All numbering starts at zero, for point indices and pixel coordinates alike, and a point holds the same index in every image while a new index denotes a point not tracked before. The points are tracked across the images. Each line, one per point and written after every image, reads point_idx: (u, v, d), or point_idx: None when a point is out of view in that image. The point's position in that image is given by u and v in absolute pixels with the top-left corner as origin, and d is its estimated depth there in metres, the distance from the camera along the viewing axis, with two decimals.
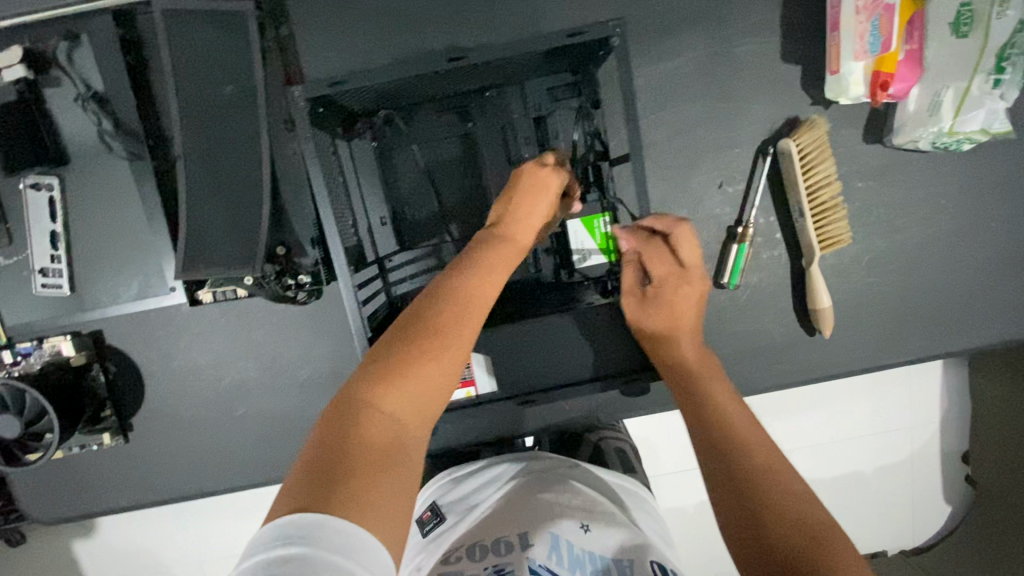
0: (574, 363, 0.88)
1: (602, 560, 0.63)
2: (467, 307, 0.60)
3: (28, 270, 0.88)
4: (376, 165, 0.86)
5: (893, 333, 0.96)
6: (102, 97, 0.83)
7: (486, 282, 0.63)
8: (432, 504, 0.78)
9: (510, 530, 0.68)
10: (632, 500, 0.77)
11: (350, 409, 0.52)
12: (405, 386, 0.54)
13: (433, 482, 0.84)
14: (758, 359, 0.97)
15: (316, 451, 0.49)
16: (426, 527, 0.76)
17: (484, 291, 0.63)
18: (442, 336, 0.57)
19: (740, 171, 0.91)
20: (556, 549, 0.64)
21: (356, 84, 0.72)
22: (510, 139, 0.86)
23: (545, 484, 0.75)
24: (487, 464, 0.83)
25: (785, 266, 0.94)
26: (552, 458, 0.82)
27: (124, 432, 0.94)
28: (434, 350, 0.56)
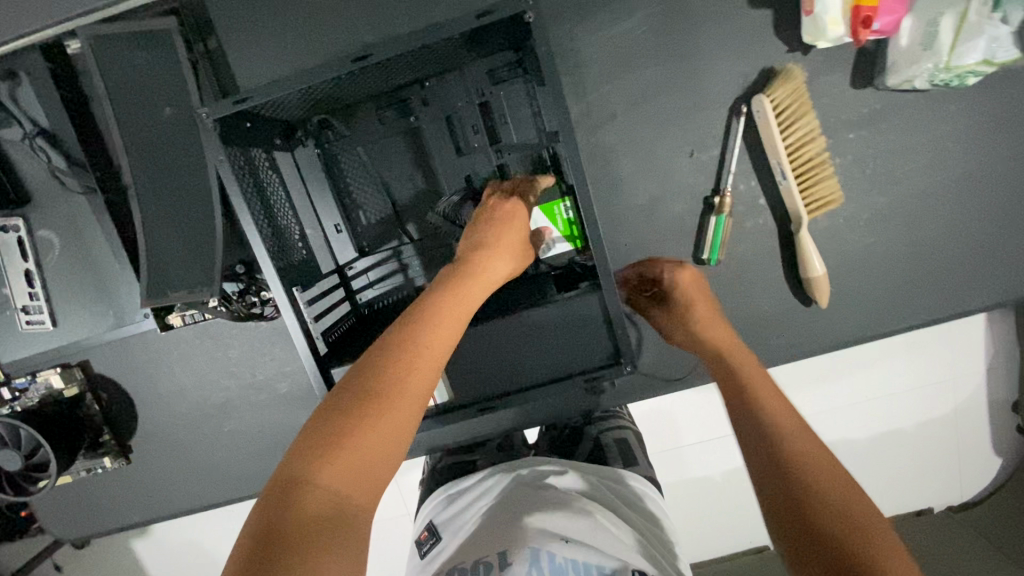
0: (528, 365, 0.70)
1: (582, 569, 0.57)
2: (418, 353, 0.58)
3: (12, 310, 0.92)
4: (324, 173, 0.84)
5: (900, 295, 0.88)
6: (49, 133, 0.84)
7: (442, 324, 0.62)
8: (428, 523, 0.76)
9: (490, 550, 0.63)
10: (624, 486, 0.76)
11: (286, 489, 0.48)
12: (351, 445, 0.51)
13: (434, 498, 0.82)
14: (748, 336, 0.91)
15: (255, 530, 0.46)
16: (423, 548, 0.73)
17: (434, 337, 0.60)
18: (382, 401, 0.54)
19: (712, 135, 0.84)
20: (535, 564, 0.58)
21: (265, 97, 0.67)
22: (457, 130, 0.82)
23: (537, 498, 0.69)
24: (482, 478, 0.80)
25: (771, 234, 0.87)
26: (545, 467, 0.77)
27: (125, 453, 0.98)
28: (383, 401, 0.54)
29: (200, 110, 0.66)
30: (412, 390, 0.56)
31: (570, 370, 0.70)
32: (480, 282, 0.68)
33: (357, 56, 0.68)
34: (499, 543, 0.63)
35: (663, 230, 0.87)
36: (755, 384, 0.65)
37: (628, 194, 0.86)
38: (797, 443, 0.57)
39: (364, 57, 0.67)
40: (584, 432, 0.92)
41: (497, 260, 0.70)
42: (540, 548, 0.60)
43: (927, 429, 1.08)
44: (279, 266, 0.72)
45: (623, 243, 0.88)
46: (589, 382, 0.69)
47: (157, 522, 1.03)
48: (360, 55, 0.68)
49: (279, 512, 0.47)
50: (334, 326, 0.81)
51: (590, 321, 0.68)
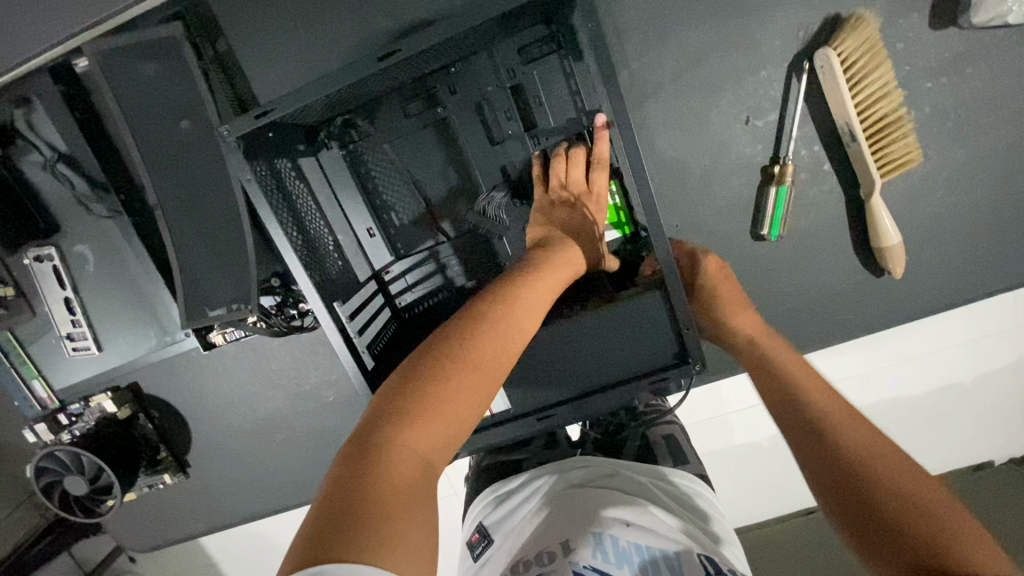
0: (589, 368, 0.67)
1: (647, 553, 0.55)
2: (507, 330, 0.56)
3: (56, 338, 0.91)
4: (351, 176, 0.79)
5: (985, 258, 0.80)
6: (68, 157, 0.81)
7: (530, 301, 0.59)
8: (479, 525, 0.73)
9: (551, 540, 0.61)
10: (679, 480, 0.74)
11: (375, 430, 0.48)
12: (435, 418, 0.49)
13: (481, 499, 0.78)
14: (813, 313, 0.84)
15: (343, 467, 0.46)
16: (476, 551, 0.70)
17: (524, 315, 0.57)
18: (468, 375, 0.52)
19: (770, 98, 0.75)
20: (600, 546, 0.57)
21: (287, 107, 0.63)
22: (488, 117, 0.76)
23: (592, 492, 0.67)
24: (531, 478, 0.75)
25: (837, 202, 0.79)
26: (592, 463, 0.74)
27: (182, 468, 0.99)
28: (468, 377, 0.52)
29: (220, 127, 0.62)
30: (500, 358, 0.55)
31: (632, 374, 0.66)
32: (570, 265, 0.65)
33: (382, 52, 0.62)
34: (560, 533, 0.61)
35: (717, 206, 0.80)
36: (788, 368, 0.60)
37: (676, 171, 0.79)
38: (843, 428, 0.51)
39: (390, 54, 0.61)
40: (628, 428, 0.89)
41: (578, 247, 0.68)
42: (604, 532, 0.59)
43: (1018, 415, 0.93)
44: (316, 283, 0.68)
45: (673, 224, 0.82)
46: (656, 384, 0.65)
47: (221, 530, 1.05)
48: (386, 51, 0.62)
49: (369, 452, 0.46)
50: (376, 338, 0.77)
51: (653, 319, 0.65)
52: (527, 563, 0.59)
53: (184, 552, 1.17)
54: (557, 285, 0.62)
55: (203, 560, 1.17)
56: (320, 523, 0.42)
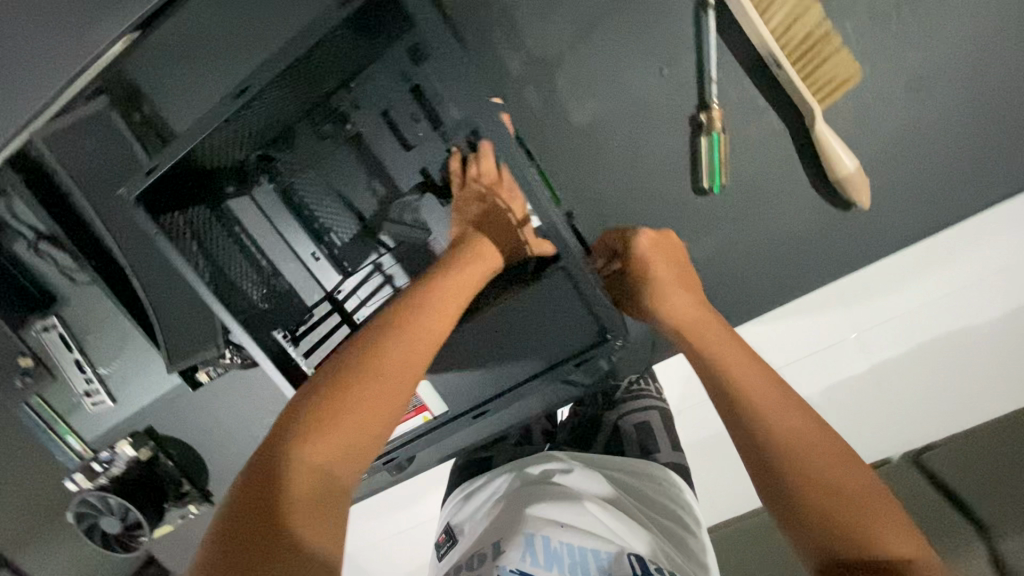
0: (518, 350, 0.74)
1: (579, 553, 0.59)
2: (414, 339, 0.57)
3: (77, 396, 1.00)
4: (286, 206, 0.82)
5: (961, 169, 0.72)
6: (49, 236, 0.89)
7: (438, 311, 0.60)
8: (445, 525, 0.78)
9: (487, 542, 0.64)
10: (632, 477, 0.77)
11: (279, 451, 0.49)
12: (338, 430, 0.50)
13: (449, 499, 0.83)
14: (778, 261, 0.78)
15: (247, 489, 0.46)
16: (441, 550, 0.75)
17: (430, 323, 0.59)
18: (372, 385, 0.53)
19: (683, 43, 0.70)
20: (529, 548, 0.60)
21: (172, 156, 0.70)
22: (398, 123, 0.76)
23: (538, 493, 0.70)
24: (491, 478, 0.80)
25: (783, 137, 0.73)
26: (549, 462, 0.78)
27: (208, 497, 1.08)
28: (373, 388, 0.53)
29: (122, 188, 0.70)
30: (408, 366, 0.56)
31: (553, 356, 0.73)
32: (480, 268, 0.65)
33: (236, 92, 0.67)
34: (497, 533, 0.65)
35: (651, 167, 0.76)
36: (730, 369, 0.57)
37: (600, 139, 0.75)
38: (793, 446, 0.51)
39: (243, 90, 0.67)
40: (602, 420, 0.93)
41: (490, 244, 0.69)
42: (535, 533, 0.62)
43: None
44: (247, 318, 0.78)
45: (609, 194, 0.77)
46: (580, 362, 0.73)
47: None
48: (242, 88, 0.68)
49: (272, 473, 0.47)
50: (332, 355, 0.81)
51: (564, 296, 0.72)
52: (461, 565, 0.64)
53: None
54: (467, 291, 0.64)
55: None
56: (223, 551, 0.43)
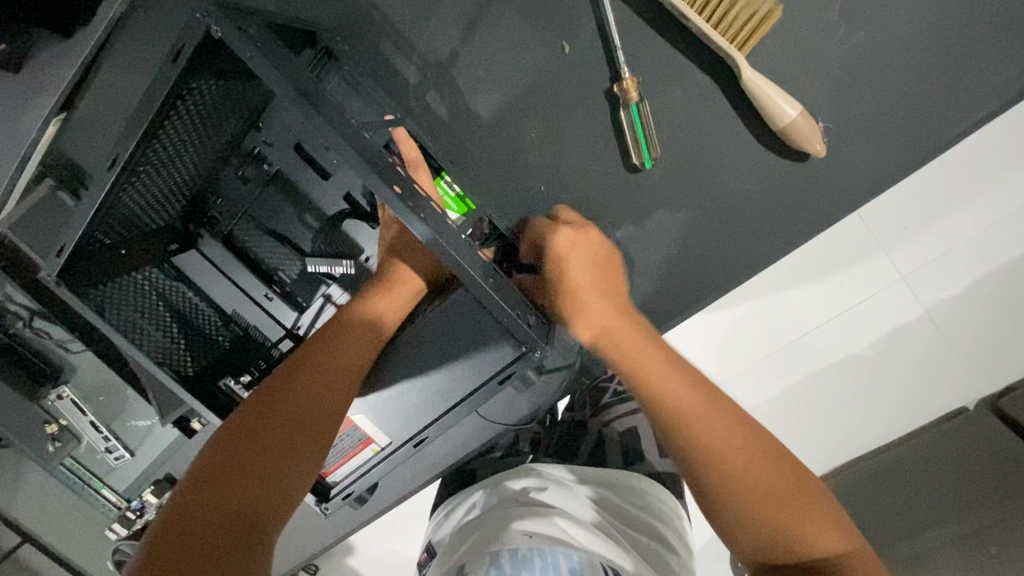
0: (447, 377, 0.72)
1: (550, 559, 0.56)
2: (318, 383, 0.63)
3: (100, 454, 1.08)
4: (230, 252, 0.83)
5: (934, 94, 0.62)
6: (38, 312, 0.95)
7: (341, 354, 0.66)
8: (427, 544, 0.77)
9: (456, 560, 0.62)
10: (615, 491, 0.73)
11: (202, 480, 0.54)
12: (245, 473, 0.55)
13: (433, 517, 0.82)
14: (739, 229, 0.70)
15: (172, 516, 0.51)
16: (423, 569, 0.75)
17: (337, 366, 0.65)
18: (280, 431, 0.59)
19: (583, 13, 0.65)
20: (496, 565, 0.57)
21: (74, 237, 0.67)
22: (312, 154, 0.75)
23: (514, 508, 0.67)
24: (472, 493, 0.79)
25: (714, 93, 0.65)
26: (526, 476, 0.74)
27: None
28: (281, 433, 0.59)
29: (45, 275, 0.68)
30: (312, 412, 0.62)
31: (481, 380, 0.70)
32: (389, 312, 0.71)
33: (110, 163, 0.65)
34: (467, 552, 0.62)
35: (577, 153, 0.70)
36: (657, 387, 0.55)
37: (514, 133, 0.70)
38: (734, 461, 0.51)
39: (115, 161, 0.64)
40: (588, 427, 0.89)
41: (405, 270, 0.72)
42: (503, 548, 0.59)
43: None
44: (189, 372, 0.80)
45: (538, 187, 0.72)
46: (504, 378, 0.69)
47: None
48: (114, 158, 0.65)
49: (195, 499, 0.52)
50: None
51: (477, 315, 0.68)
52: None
53: None
54: (371, 333, 0.69)
55: None
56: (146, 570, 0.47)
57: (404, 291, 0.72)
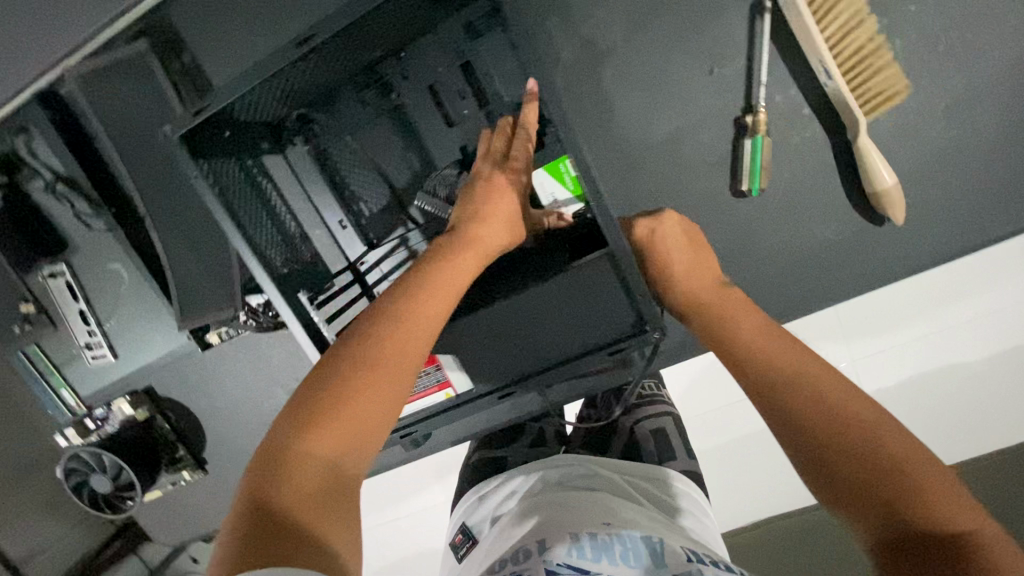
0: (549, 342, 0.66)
1: (628, 542, 0.60)
2: (418, 313, 0.55)
3: (76, 349, 0.98)
4: (318, 170, 0.81)
5: (1000, 195, 0.73)
6: (66, 177, 0.87)
7: (444, 282, 0.57)
8: (462, 526, 0.78)
9: (527, 538, 0.65)
10: (656, 483, 0.78)
11: (271, 456, 0.47)
12: (340, 416, 0.49)
13: (463, 501, 0.84)
14: (811, 269, 0.79)
15: (248, 494, 0.46)
16: (461, 551, 0.75)
17: (438, 293, 0.57)
18: (377, 364, 0.51)
19: (736, 43, 0.71)
20: (577, 544, 0.61)
21: (225, 99, 0.66)
22: (444, 101, 0.76)
23: (574, 494, 0.71)
24: (512, 477, 0.81)
25: (824, 147, 0.73)
26: (572, 465, 0.79)
27: (201, 466, 1.05)
28: (376, 368, 0.51)
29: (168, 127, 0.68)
30: (412, 344, 0.53)
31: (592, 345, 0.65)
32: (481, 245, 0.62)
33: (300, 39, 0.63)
34: (537, 532, 0.65)
35: (693, 165, 0.77)
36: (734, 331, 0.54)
37: (644, 133, 0.76)
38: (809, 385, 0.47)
39: (308, 38, 0.62)
40: (618, 424, 0.92)
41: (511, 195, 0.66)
42: (582, 532, 0.63)
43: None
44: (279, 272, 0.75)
45: (650, 187, 0.78)
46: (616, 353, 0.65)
47: None
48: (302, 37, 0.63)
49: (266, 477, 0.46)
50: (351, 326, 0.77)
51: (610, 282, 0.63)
52: (504, 561, 0.63)
53: None
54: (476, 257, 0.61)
55: None
56: (243, 537, 0.43)
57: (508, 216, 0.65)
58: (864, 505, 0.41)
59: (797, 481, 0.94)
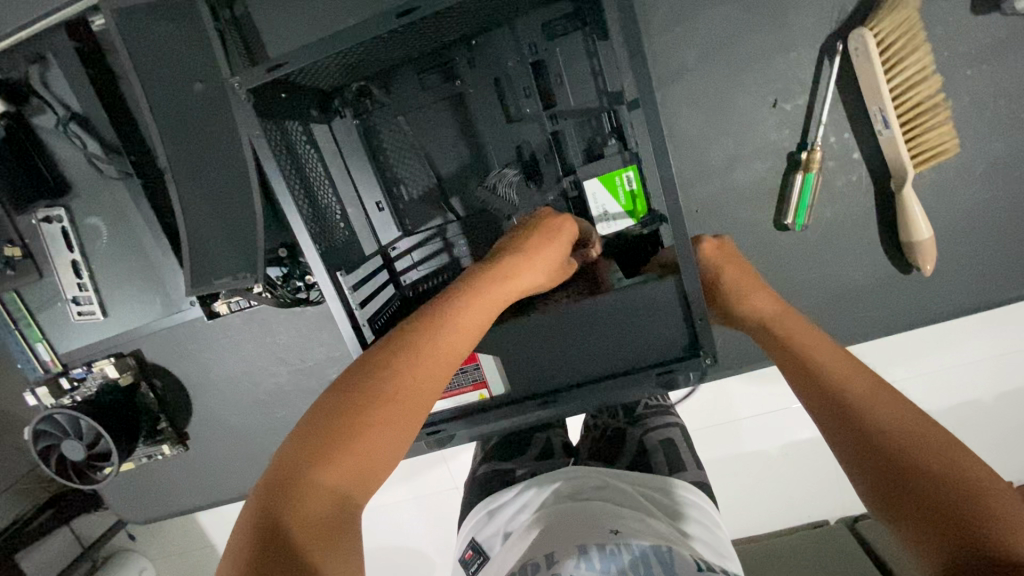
0: (592, 360, 0.66)
1: (637, 551, 0.54)
2: (434, 347, 0.53)
3: (62, 302, 0.92)
4: (363, 147, 0.78)
5: (1017, 258, 0.77)
6: (82, 117, 0.81)
7: (461, 318, 0.56)
8: (472, 541, 0.74)
9: (535, 551, 0.59)
10: (665, 496, 0.71)
11: (281, 486, 0.44)
12: (350, 450, 0.46)
13: (472, 514, 0.79)
14: (837, 309, 0.81)
15: (253, 529, 0.43)
16: (471, 568, 0.72)
17: (454, 328, 0.55)
18: (393, 396, 0.49)
19: (800, 80, 0.73)
20: (585, 556, 0.55)
21: (304, 62, 0.58)
22: (507, 96, 0.74)
23: (584, 505, 0.65)
24: (521, 489, 0.76)
25: (867, 192, 0.76)
26: (583, 476, 0.73)
27: (182, 440, 1.00)
28: (388, 402, 0.49)
29: (232, 78, 0.58)
30: (427, 378, 0.52)
31: (640, 366, 0.65)
32: (509, 274, 0.60)
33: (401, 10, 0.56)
34: (543, 545, 0.60)
35: (740, 194, 0.78)
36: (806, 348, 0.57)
37: (698, 154, 0.77)
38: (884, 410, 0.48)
39: (409, 11, 0.56)
40: (627, 436, 0.90)
41: (549, 257, 0.63)
42: (589, 542, 0.57)
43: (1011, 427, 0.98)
44: (320, 251, 0.65)
45: (694, 207, 0.79)
46: (664, 375, 0.65)
47: (218, 506, 1.05)
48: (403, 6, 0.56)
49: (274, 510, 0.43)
50: (379, 315, 0.72)
51: (668, 308, 0.63)
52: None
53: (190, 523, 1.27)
54: (500, 299, 0.59)
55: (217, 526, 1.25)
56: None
57: (541, 279, 0.63)
58: (927, 531, 0.41)
59: (772, 480, 1.10)
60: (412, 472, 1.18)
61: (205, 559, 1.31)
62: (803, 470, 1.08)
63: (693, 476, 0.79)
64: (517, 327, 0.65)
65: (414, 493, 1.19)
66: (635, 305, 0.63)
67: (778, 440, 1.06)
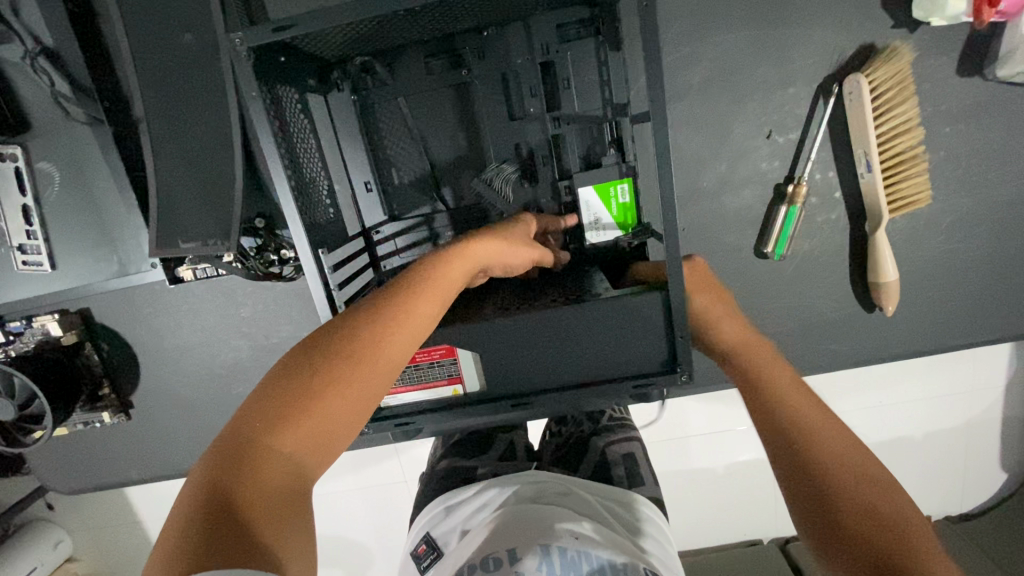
0: (572, 366, 0.66)
1: (597, 562, 0.55)
2: (401, 317, 0.52)
3: (8, 247, 0.86)
4: (358, 124, 0.75)
5: (967, 309, 0.82)
6: (52, 52, 0.75)
7: (431, 296, 0.55)
8: (426, 536, 0.72)
9: (498, 545, 0.59)
10: (622, 508, 0.72)
11: (236, 447, 0.42)
12: (311, 413, 0.44)
13: (429, 507, 0.78)
14: (801, 340, 0.85)
15: (200, 491, 0.39)
16: (422, 562, 0.70)
17: (423, 303, 0.54)
18: (354, 359, 0.48)
19: (795, 116, 0.75)
20: (547, 559, 0.56)
21: (311, 29, 0.55)
22: (512, 92, 0.73)
23: (545, 507, 0.66)
24: (481, 488, 0.75)
25: (843, 232, 0.79)
26: (545, 478, 0.73)
27: (124, 409, 0.94)
28: (352, 368, 0.47)
29: (233, 33, 0.55)
30: (390, 348, 0.50)
31: (616, 376, 0.66)
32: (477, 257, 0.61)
33: None
34: (505, 541, 0.60)
35: (725, 218, 0.80)
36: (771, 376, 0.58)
37: (690, 175, 0.79)
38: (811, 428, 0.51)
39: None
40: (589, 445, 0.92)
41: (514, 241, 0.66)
42: (551, 544, 0.57)
43: (940, 467, 1.05)
44: (306, 225, 0.62)
45: (681, 227, 0.81)
46: (637, 387, 0.66)
47: (155, 481, 1.00)
48: None
49: (227, 481, 0.40)
50: (356, 298, 0.69)
51: (650, 324, 0.64)
52: (472, 566, 0.58)
53: (117, 497, 1.19)
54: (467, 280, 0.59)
55: (149, 502, 1.18)
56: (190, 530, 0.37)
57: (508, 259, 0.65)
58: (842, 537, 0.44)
59: (719, 498, 1.13)
60: (362, 462, 1.14)
61: (133, 535, 1.24)
62: (749, 491, 1.12)
63: (651, 492, 0.80)
64: (500, 326, 0.64)
65: (362, 483, 1.16)
66: (621, 318, 0.63)
67: (728, 459, 1.09)
